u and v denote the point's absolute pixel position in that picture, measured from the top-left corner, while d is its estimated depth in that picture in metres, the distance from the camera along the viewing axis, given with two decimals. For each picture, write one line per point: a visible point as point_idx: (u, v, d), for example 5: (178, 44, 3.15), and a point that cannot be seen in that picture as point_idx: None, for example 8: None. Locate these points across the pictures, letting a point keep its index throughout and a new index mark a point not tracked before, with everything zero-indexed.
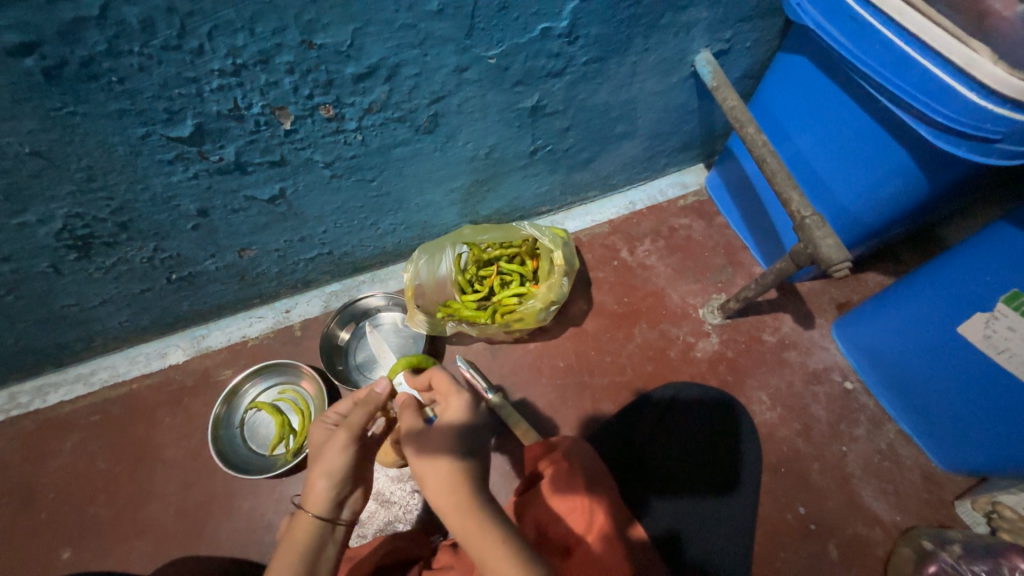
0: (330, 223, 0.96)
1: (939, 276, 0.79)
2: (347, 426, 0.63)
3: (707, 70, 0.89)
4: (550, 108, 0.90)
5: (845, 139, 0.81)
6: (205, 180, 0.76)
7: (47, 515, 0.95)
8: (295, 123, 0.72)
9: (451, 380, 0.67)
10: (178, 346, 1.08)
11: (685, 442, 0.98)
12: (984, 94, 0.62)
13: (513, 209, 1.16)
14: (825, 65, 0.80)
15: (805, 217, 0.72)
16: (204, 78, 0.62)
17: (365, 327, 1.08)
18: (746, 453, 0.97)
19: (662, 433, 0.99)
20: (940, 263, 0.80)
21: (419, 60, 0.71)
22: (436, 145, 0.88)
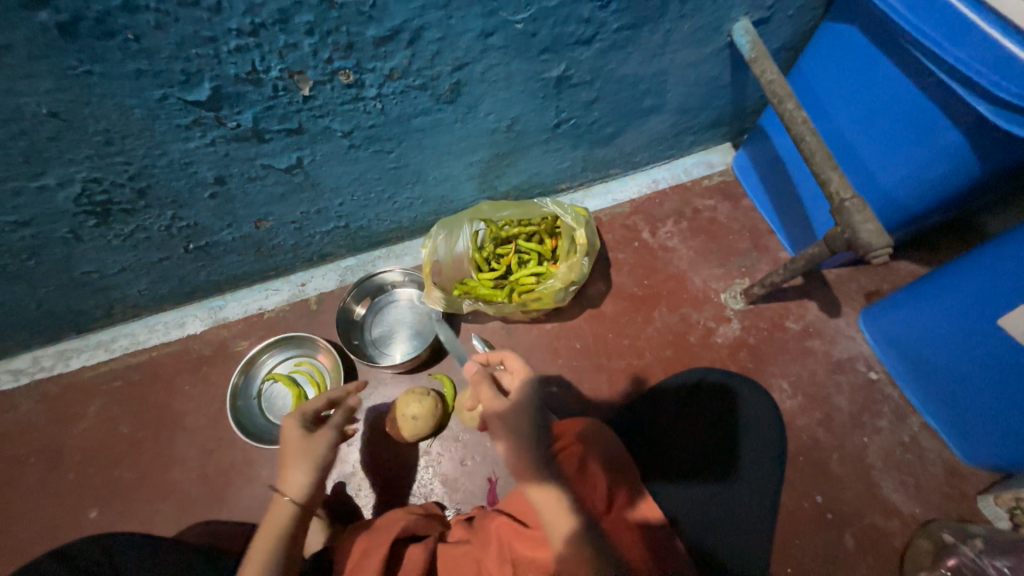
0: (346, 195, 0.94)
1: (983, 268, 0.75)
2: (328, 425, 0.70)
3: (745, 41, 0.84)
4: (576, 79, 0.86)
5: (893, 117, 0.76)
6: (222, 147, 0.74)
7: (74, 475, 0.97)
8: (313, 89, 0.70)
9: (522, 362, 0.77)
10: (196, 316, 1.09)
11: (706, 431, 0.90)
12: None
13: (532, 185, 1.13)
14: (877, 33, 0.74)
15: (844, 199, 0.69)
16: (222, 38, 0.59)
17: (380, 302, 1.08)
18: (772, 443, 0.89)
19: (679, 418, 0.93)
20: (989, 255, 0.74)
21: (443, 24, 0.67)
22: (456, 116, 0.84)
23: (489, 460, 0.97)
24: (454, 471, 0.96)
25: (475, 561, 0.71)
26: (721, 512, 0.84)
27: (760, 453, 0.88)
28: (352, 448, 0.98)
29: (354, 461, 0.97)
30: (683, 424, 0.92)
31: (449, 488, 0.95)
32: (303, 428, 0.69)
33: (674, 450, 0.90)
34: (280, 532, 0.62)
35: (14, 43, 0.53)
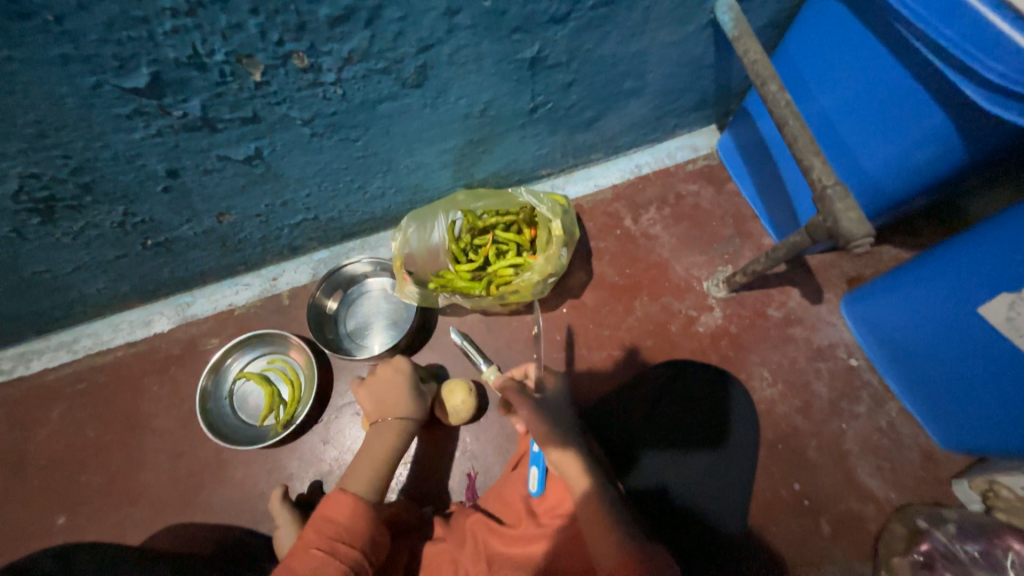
0: (313, 186, 0.89)
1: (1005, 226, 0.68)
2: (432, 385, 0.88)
3: (728, 18, 0.79)
4: (551, 60, 0.81)
5: (880, 101, 0.73)
6: (171, 138, 0.69)
7: (40, 481, 0.95)
8: (266, 74, 0.65)
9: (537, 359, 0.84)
10: (162, 314, 1.05)
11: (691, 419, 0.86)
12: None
13: (511, 172, 1.09)
14: (865, 11, 0.70)
15: (826, 187, 0.66)
16: (155, 18, 0.54)
17: (353, 295, 1.04)
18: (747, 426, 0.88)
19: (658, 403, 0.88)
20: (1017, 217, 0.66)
21: (403, 1, 0.62)
22: (425, 101, 0.80)
23: (466, 456, 0.94)
24: (427, 464, 0.94)
25: (452, 560, 0.70)
26: (708, 495, 0.82)
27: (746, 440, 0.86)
28: (329, 446, 0.95)
29: (331, 459, 0.94)
30: (662, 408, 0.88)
31: (422, 484, 0.93)
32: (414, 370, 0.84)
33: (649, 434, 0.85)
34: (393, 444, 0.75)
35: None
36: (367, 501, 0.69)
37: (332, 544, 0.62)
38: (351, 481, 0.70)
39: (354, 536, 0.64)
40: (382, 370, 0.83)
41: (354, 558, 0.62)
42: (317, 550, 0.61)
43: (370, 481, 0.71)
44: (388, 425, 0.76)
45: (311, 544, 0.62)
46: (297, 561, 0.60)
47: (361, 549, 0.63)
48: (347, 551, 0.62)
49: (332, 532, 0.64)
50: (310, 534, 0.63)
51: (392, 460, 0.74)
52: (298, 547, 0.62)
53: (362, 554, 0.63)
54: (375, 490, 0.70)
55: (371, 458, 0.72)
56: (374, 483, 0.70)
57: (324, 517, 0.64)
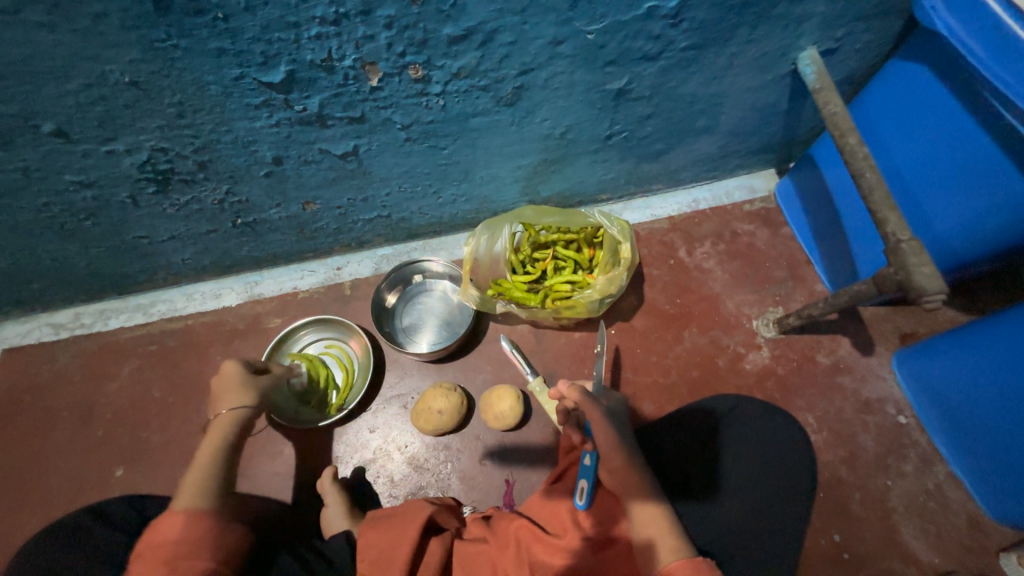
0: (394, 186, 0.95)
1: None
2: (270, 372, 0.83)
3: (811, 70, 0.83)
4: (636, 93, 0.86)
5: (956, 165, 0.75)
6: (286, 129, 0.76)
7: (104, 432, 1.00)
8: (382, 80, 0.71)
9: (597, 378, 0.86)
10: (232, 289, 1.11)
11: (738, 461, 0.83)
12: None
13: (574, 193, 1.13)
14: (951, 76, 0.73)
15: (900, 241, 0.68)
16: (304, 25, 0.60)
17: (412, 292, 1.08)
18: (798, 466, 0.85)
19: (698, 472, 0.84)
20: None
21: (517, 28, 0.68)
22: (514, 119, 0.85)
23: (506, 462, 0.96)
24: (468, 464, 0.96)
25: (492, 562, 0.72)
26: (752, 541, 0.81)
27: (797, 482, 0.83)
28: (374, 434, 0.98)
29: (375, 448, 0.97)
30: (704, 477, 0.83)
31: (462, 484, 0.95)
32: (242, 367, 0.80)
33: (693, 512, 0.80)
34: (218, 443, 0.72)
35: (108, 12, 0.55)
36: (202, 512, 0.66)
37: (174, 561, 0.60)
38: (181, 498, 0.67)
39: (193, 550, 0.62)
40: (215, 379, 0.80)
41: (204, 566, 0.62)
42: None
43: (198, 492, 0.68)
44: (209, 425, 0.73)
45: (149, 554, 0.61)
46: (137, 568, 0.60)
47: (210, 558, 0.63)
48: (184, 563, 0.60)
49: (169, 554, 0.61)
50: (138, 561, 0.61)
51: (217, 460, 0.71)
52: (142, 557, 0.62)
53: (217, 564, 0.63)
54: (206, 496, 0.68)
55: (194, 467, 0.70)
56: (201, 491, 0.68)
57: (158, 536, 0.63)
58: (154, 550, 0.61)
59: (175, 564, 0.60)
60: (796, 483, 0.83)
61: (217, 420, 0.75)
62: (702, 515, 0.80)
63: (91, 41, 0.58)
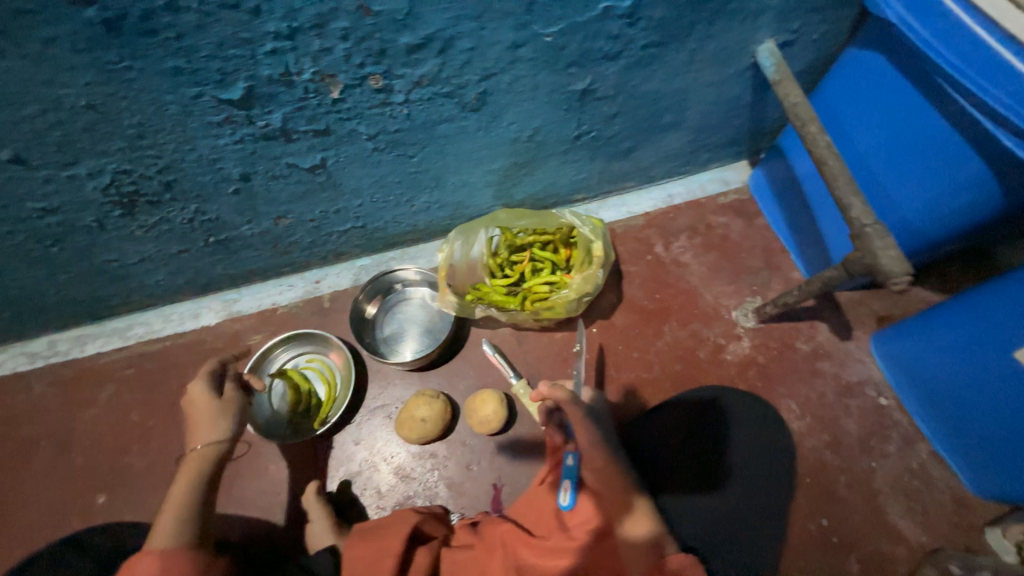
0: (366, 197, 0.95)
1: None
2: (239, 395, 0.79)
3: (770, 62, 0.85)
4: (600, 92, 0.86)
5: (917, 148, 0.76)
6: (250, 145, 0.75)
7: (83, 460, 0.98)
8: (343, 92, 0.71)
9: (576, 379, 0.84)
10: (210, 308, 1.09)
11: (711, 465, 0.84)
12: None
13: (549, 194, 1.14)
14: (904, 63, 0.74)
15: (865, 224, 0.69)
16: (259, 40, 0.61)
17: (391, 301, 1.08)
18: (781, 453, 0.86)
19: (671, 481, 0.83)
20: None
21: (475, 34, 0.68)
22: (480, 124, 0.85)
23: (492, 467, 0.95)
24: (455, 471, 0.95)
25: (480, 566, 0.72)
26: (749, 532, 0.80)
27: (774, 477, 0.84)
28: (359, 446, 0.98)
29: (361, 460, 0.97)
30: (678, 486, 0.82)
31: (450, 491, 0.94)
32: (213, 391, 0.77)
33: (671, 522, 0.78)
34: (195, 478, 0.72)
35: (58, 36, 0.55)
36: (179, 549, 0.65)
37: None
38: (156, 535, 0.66)
39: None
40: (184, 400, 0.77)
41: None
42: None
43: (174, 528, 0.67)
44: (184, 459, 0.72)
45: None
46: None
47: None
48: None
49: None
50: None
51: (194, 496, 0.71)
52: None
53: None
54: (184, 532, 0.67)
55: (169, 502, 0.70)
56: (180, 527, 0.67)
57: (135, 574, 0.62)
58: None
59: None
60: (769, 478, 0.84)
61: (193, 453, 0.73)
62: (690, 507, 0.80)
63: (43, 66, 0.57)
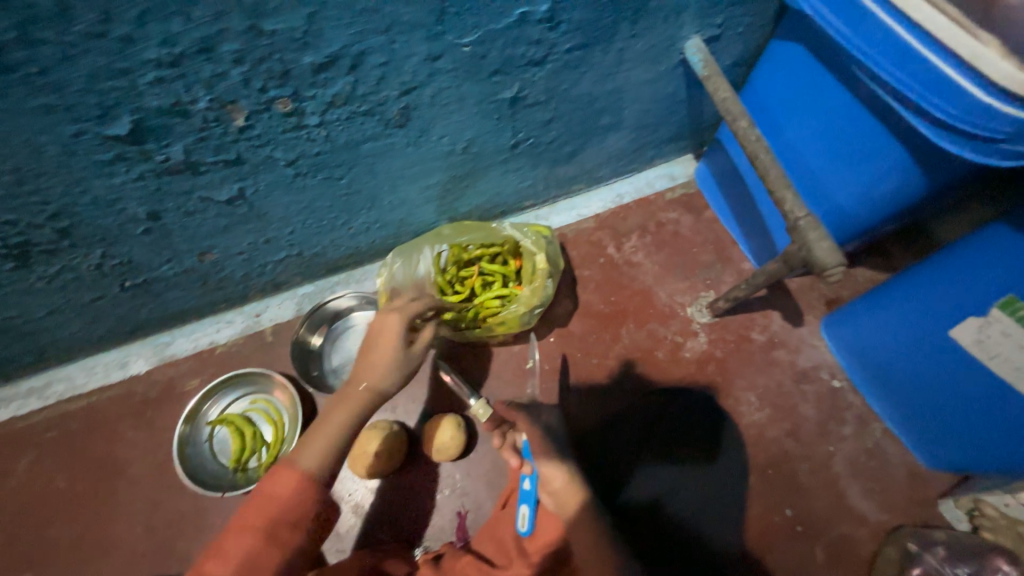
0: (298, 224, 0.90)
1: (948, 271, 0.75)
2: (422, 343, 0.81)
3: (698, 59, 0.84)
4: (531, 99, 0.84)
5: (839, 137, 0.78)
6: (152, 181, 0.69)
7: (4, 537, 0.89)
8: (249, 119, 0.66)
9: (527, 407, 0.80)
10: (139, 355, 1.01)
11: (671, 461, 0.96)
12: (1015, 102, 0.56)
13: (495, 204, 1.11)
14: (823, 53, 0.74)
15: (798, 218, 0.69)
16: (138, 70, 0.55)
17: (336, 331, 1.02)
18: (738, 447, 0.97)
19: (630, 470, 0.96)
20: (981, 242, 0.70)
21: (386, 49, 0.64)
22: (409, 140, 0.81)
23: (455, 494, 0.92)
24: (416, 503, 0.91)
25: None
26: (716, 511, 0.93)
27: (728, 477, 0.95)
28: None
29: None
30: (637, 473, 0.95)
31: (412, 524, 0.90)
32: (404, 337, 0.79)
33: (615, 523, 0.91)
34: (355, 411, 0.74)
35: None
36: (315, 479, 0.69)
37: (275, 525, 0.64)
38: (305, 455, 0.69)
39: (299, 518, 0.65)
40: (371, 326, 0.80)
41: (293, 541, 0.64)
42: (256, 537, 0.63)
43: (324, 455, 0.70)
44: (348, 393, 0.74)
45: (248, 523, 0.63)
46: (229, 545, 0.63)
47: (302, 527, 0.66)
48: (291, 531, 0.64)
49: (276, 513, 0.65)
50: (245, 514, 0.64)
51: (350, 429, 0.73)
52: (234, 526, 0.65)
53: (307, 532, 0.66)
54: (329, 460, 0.71)
55: (331, 423, 0.72)
56: (330, 453, 0.71)
57: (265, 499, 0.65)
58: (250, 517, 0.64)
59: (278, 528, 0.64)
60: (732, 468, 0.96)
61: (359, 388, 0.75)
62: (674, 492, 0.94)
63: None
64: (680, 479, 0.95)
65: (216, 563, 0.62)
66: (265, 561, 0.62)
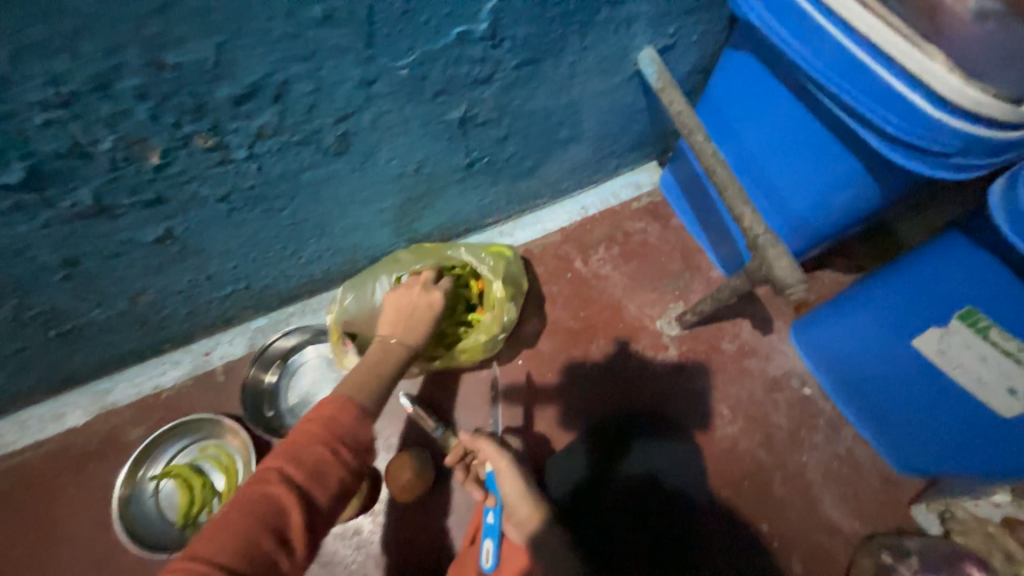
0: (241, 258, 0.84)
1: (914, 278, 0.73)
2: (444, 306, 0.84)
3: (651, 70, 0.80)
4: (482, 117, 0.80)
5: (796, 149, 0.76)
6: (63, 228, 0.63)
7: None
8: (166, 156, 0.60)
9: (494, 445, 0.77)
10: (77, 404, 0.94)
11: (659, 435, 0.98)
12: (963, 116, 0.55)
13: (456, 222, 1.06)
14: (774, 64, 0.72)
15: (757, 234, 0.67)
16: (23, 113, 0.49)
17: (292, 367, 0.97)
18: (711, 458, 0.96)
19: (624, 449, 0.98)
20: (936, 252, 0.69)
21: (313, 75, 0.59)
22: (353, 166, 0.76)
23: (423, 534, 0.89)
24: (381, 545, 0.89)
25: None
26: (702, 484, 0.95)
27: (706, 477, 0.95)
28: None
29: None
30: (630, 451, 0.97)
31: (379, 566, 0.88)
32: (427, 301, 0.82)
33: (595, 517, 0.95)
34: (392, 355, 0.75)
35: None
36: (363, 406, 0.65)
37: (336, 442, 0.58)
38: (347, 385, 0.68)
39: (356, 440, 0.60)
40: (413, 295, 0.82)
41: (352, 461, 0.58)
42: (320, 446, 0.57)
43: (364, 389, 0.69)
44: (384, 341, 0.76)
45: (318, 437, 0.58)
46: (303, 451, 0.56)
47: (358, 452, 0.60)
48: (348, 452, 0.58)
49: (335, 431, 0.59)
50: (299, 431, 0.59)
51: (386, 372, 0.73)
52: (303, 433, 0.58)
53: (360, 463, 0.59)
54: (369, 395, 0.69)
55: (368, 364, 0.73)
56: (369, 388, 0.69)
57: (327, 415, 0.60)
58: (308, 431, 0.58)
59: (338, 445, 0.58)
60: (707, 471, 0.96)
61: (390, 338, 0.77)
62: (665, 463, 0.96)
63: None
64: (665, 449, 0.97)
65: (288, 466, 0.55)
66: (330, 475, 0.56)
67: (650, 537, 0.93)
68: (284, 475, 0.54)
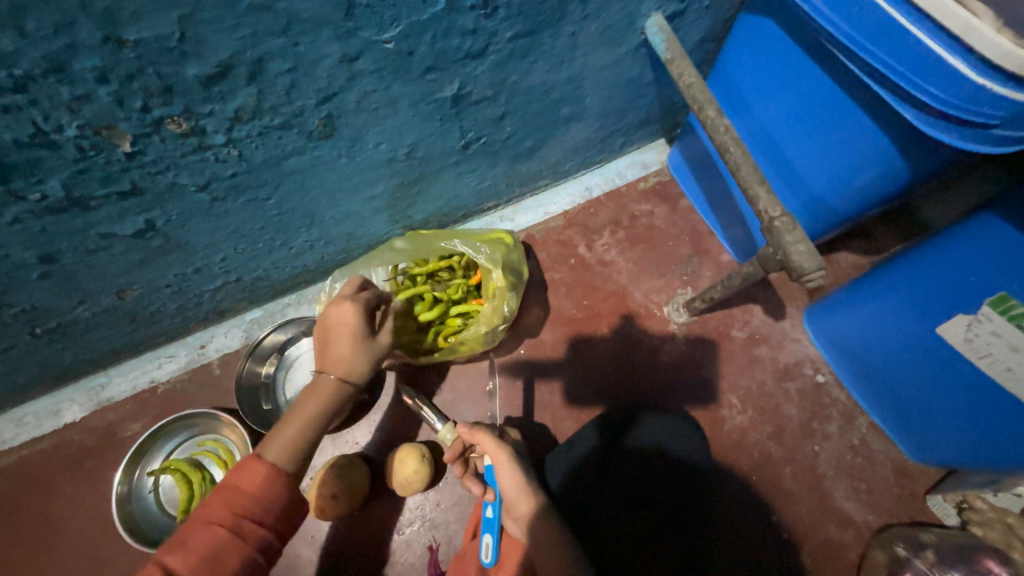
0: (228, 250, 0.81)
1: (946, 263, 0.68)
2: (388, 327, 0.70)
3: (660, 39, 0.75)
4: (476, 95, 0.74)
5: (817, 125, 0.70)
6: (34, 223, 0.60)
7: None
8: (137, 144, 0.56)
9: (494, 439, 0.74)
10: (73, 400, 0.93)
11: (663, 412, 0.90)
12: (1011, 83, 0.49)
13: (453, 208, 1.02)
14: (795, 30, 0.66)
15: (773, 218, 0.62)
16: None
17: (288, 359, 0.94)
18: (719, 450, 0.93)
19: (632, 422, 0.87)
20: (974, 236, 0.65)
21: (289, 52, 0.54)
22: (340, 151, 0.72)
23: (426, 527, 0.89)
24: (382, 538, 0.89)
25: None
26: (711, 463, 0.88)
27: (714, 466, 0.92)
28: None
29: None
30: (637, 427, 0.86)
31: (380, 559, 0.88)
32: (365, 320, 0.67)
33: (605, 491, 0.80)
34: (326, 405, 0.64)
35: None
36: (284, 472, 0.61)
37: (238, 519, 0.57)
38: (269, 447, 0.61)
39: (263, 511, 0.59)
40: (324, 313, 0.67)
41: (259, 536, 0.58)
42: (219, 527, 0.55)
43: (292, 452, 0.62)
44: (316, 385, 0.63)
45: (212, 517, 0.56)
46: (193, 538, 0.55)
47: (267, 523, 0.59)
48: (253, 527, 0.57)
49: (238, 504, 0.57)
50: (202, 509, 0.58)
51: (317, 425, 0.64)
52: (198, 518, 0.57)
53: (269, 535, 0.58)
54: (296, 458, 0.62)
55: (294, 420, 0.63)
56: (297, 451, 0.62)
57: (230, 488, 0.58)
58: (208, 508, 0.57)
59: (240, 522, 0.56)
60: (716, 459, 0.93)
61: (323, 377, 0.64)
62: (676, 441, 0.86)
63: None
64: (673, 426, 0.88)
65: (177, 558, 0.54)
66: (229, 557, 0.55)
67: (667, 526, 0.80)
68: (172, 569, 0.53)
